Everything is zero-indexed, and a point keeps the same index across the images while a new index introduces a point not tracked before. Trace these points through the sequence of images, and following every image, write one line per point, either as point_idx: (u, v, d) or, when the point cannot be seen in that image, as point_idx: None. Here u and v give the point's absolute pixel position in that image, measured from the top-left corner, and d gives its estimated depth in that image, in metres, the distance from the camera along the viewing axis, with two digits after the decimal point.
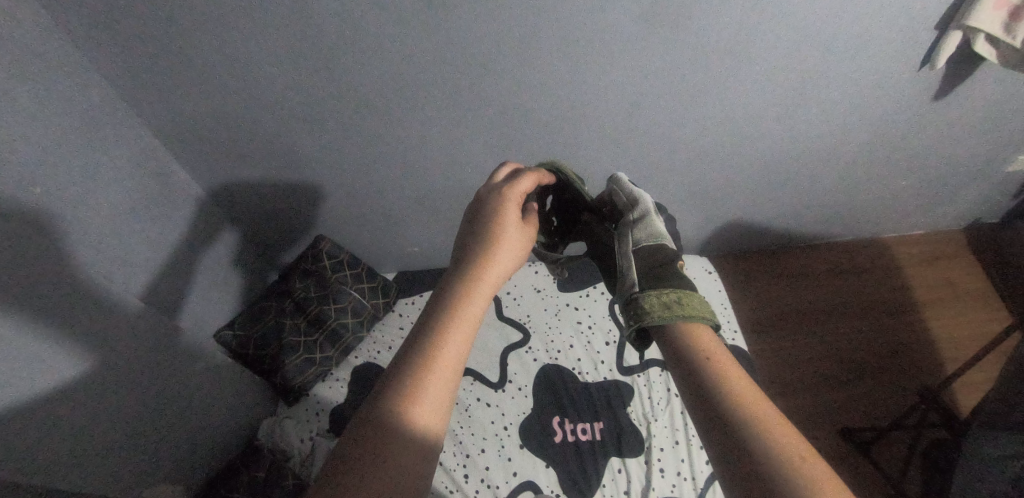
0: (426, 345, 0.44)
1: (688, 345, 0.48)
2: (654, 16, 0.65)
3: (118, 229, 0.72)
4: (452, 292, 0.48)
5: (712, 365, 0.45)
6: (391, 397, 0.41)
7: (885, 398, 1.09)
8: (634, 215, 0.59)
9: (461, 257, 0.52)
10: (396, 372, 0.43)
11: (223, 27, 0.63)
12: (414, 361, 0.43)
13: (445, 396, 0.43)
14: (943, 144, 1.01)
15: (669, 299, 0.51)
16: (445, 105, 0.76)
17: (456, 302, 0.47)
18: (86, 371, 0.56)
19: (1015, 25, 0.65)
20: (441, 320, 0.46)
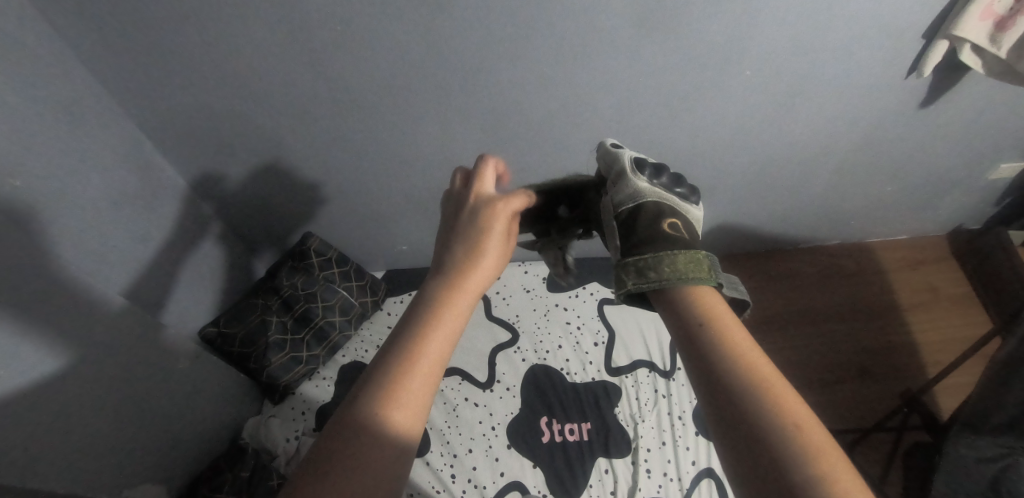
0: (405, 351, 0.44)
1: (691, 305, 0.44)
2: (644, 21, 0.66)
3: (99, 225, 0.72)
4: (435, 294, 0.49)
5: (716, 326, 0.41)
6: (371, 400, 0.41)
7: (870, 400, 1.11)
8: (616, 177, 0.57)
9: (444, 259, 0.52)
10: (375, 374, 0.43)
11: (212, 22, 0.63)
12: (395, 364, 0.43)
13: (427, 398, 0.43)
14: (928, 151, 1.03)
15: (646, 261, 0.48)
16: (437, 105, 0.77)
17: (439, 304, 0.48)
18: (68, 369, 0.56)
19: (1001, 34, 0.67)
20: (423, 322, 0.46)
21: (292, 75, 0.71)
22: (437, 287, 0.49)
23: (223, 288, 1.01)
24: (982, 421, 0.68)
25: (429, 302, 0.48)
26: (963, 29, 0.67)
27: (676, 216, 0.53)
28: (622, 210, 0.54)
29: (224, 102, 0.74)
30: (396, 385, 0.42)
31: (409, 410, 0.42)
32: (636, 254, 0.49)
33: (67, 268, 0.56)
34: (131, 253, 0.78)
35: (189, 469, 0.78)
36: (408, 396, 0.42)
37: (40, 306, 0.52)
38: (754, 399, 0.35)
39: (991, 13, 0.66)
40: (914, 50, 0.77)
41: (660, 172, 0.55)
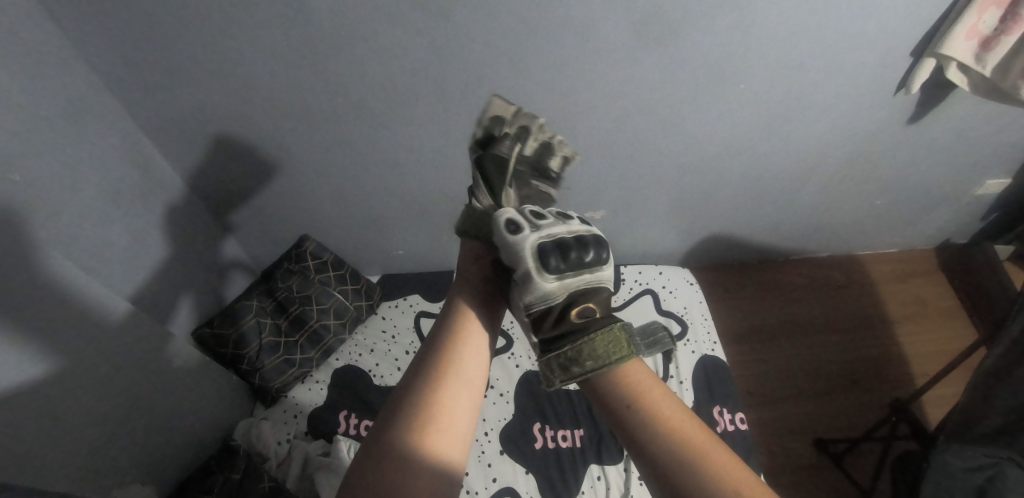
0: (425, 385, 0.51)
1: (617, 386, 0.52)
2: (643, 32, 0.68)
3: (95, 221, 0.71)
4: (445, 336, 0.57)
5: (641, 401, 0.50)
6: (404, 428, 0.47)
7: (857, 410, 1.13)
8: (519, 277, 0.58)
9: (449, 309, 0.62)
10: (402, 408, 0.49)
11: (218, 23, 0.64)
12: (420, 395, 0.50)
13: (456, 425, 0.50)
14: (918, 166, 1.05)
15: (566, 358, 0.54)
16: (438, 111, 0.78)
17: (451, 343, 0.56)
18: (58, 367, 0.56)
19: (986, 53, 0.69)
20: (439, 359, 0.54)
21: (295, 77, 0.71)
22: (446, 331, 0.58)
23: (216, 289, 1.00)
24: (971, 428, 0.70)
25: (441, 343, 0.56)
26: (951, 47, 0.69)
27: (592, 296, 0.58)
28: (534, 310, 0.58)
29: (224, 100, 0.74)
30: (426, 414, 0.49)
31: (443, 437, 0.48)
32: (560, 350, 0.55)
33: (61, 264, 0.56)
34: (128, 251, 0.78)
35: (177, 471, 0.77)
36: (439, 424, 0.49)
37: (30, 302, 0.51)
38: (671, 457, 0.45)
39: (976, 32, 0.68)
40: (903, 68, 0.79)
41: (561, 255, 0.57)
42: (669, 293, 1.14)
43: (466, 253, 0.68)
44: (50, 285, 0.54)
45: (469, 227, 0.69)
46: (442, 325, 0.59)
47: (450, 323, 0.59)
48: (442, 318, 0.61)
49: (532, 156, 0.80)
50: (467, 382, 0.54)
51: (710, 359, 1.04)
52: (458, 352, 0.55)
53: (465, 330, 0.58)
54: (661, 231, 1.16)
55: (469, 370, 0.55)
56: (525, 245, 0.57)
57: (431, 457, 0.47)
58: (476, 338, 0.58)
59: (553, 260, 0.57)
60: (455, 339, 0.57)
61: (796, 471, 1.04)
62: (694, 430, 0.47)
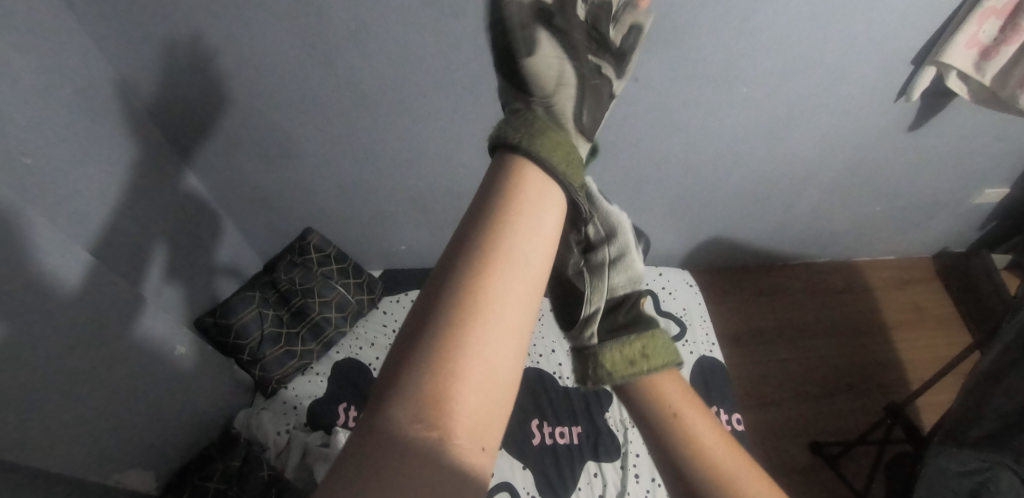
0: (452, 298, 0.27)
1: (647, 398, 0.40)
2: (650, 33, 0.68)
3: (104, 208, 0.72)
4: (489, 220, 0.30)
5: (677, 420, 0.39)
6: (401, 393, 0.24)
7: (852, 414, 1.13)
8: (613, 250, 0.45)
9: (495, 176, 0.32)
10: (415, 344, 0.26)
11: (230, 17, 0.65)
12: (442, 311, 0.27)
13: (495, 385, 0.26)
14: (916, 173, 1.06)
15: (634, 352, 0.41)
16: (443, 107, 0.79)
17: (501, 237, 0.29)
18: (64, 349, 0.56)
19: (986, 63, 0.71)
20: (474, 266, 0.28)
21: (304, 70, 0.72)
22: (491, 211, 0.30)
23: (218, 280, 1.01)
24: (962, 433, 0.70)
25: (484, 234, 0.29)
26: (951, 56, 0.70)
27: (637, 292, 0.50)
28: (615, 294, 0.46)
29: (235, 91, 0.75)
30: (444, 365, 0.25)
31: (473, 407, 0.25)
32: (608, 360, 0.41)
33: (66, 251, 0.56)
34: (134, 239, 0.78)
35: (177, 457, 0.77)
36: (466, 387, 0.25)
37: (35, 286, 0.52)
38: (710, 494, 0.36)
39: (976, 42, 0.69)
40: (904, 75, 0.80)
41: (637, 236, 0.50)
42: (668, 293, 1.15)
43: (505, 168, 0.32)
44: (55, 271, 0.55)
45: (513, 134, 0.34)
46: (487, 199, 0.31)
47: (500, 195, 0.31)
48: (487, 185, 0.31)
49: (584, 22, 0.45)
50: (519, 307, 0.28)
51: (708, 359, 1.05)
52: (510, 253, 0.28)
53: (524, 212, 0.30)
54: (662, 233, 1.17)
55: (526, 284, 0.29)
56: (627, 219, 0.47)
57: (448, 451, 0.24)
58: (543, 225, 0.31)
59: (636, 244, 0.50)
60: (504, 227, 0.29)
61: (791, 473, 1.04)
62: (738, 468, 0.38)
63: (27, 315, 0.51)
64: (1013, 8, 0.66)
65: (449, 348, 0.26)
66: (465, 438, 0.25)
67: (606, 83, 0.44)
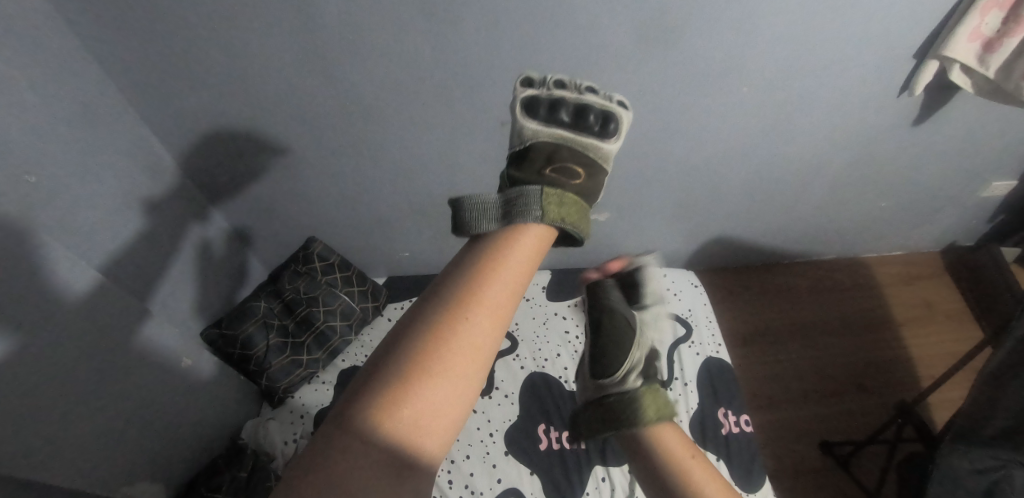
0: (421, 327, 0.35)
1: (658, 452, 0.47)
2: (649, 33, 0.68)
3: (108, 222, 0.73)
4: (463, 277, 0.39)
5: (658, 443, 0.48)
6: (373, 399, 0.32)
7: (863, 413, 1.12)
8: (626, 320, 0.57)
9: (476, 247, 0.42)
10: (389, 359, 0.34)
11: (228, 30, 0.66)
12: (414, 336, 0.35)
13: (455, 403, 0.34)
14: (922, 168, 1.05)
15: (642, 403, 0.48)
16: (444, 113, 0.79)
17: (473, 289, 0.38)
18: (71, 364, 0.57)
19: (988, 56, 0.70)
20: (448, 311, 0.36)
21: (303, 80, 0.73)
22: (467, 270, 0.40)
23: (222, 291, 1.01)
24: (976, 432, 0.69)
25: (458, 287, 0.38)
26: (953, 50, 0.70)
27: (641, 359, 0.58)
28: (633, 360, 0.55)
29: (234, 103, 0.76)
30: (411, 383, 0.33)
31: (421, 413, 0.32)
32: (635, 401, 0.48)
33: (69, 266, 0.57)
34: (139, 252, 0.79)
35: (185, 469, 0.78)
36: (418, 395, 0.32)
37: (40, 302, 0.53)
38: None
39: (979, 35, 0.69)
40: (907, 69, 0.79)
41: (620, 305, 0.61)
42: (673, 295, 1.14)
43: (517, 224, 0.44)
44: (60, 285, 0.55)
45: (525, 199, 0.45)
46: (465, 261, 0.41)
47: (476, 260, 0.40)
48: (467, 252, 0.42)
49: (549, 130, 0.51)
50: (478, 347, 0.36)
51: (715, 361, 1.04)
52: (481, 303, 0.37)
53: (495, 274, 0.39)
54: (664, 234, 1.16)
55: (489, 329, 0.37)
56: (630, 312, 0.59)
57: (409, 448, 0.31)
58: (507, 284, 0.39)
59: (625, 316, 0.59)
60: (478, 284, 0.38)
61: (801, 474, 1.03)
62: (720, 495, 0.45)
63: (33, 330, 0.52)
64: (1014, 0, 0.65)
65: (413, 365, 0.33)
66: (426, 442, 0.32)
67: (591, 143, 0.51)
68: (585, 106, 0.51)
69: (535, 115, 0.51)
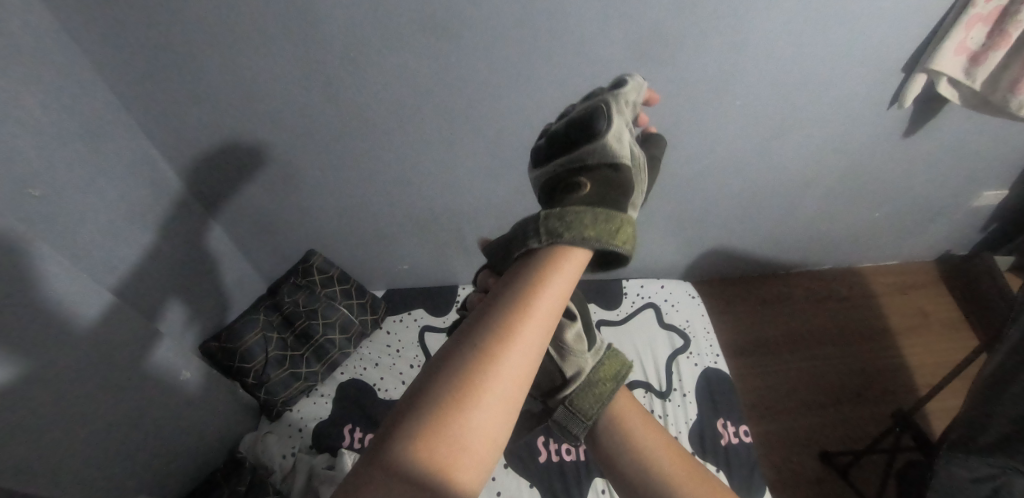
0: (471, 351, 0.31)
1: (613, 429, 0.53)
2: (643, 49, 0.70)
3: (108, 235, 0.74)
4: (508, 303, 0.33)
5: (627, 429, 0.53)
6: (415, 432, 0.28)
7: (862, 423, 1.12)
8: None
9: (519, 268, 0.37)
10: (435, 384, 0.30)
11: (230, 47, 0.67)
12: (461, 363, 0.30)
13: (497, 438, 0.30)
14: (914, 178, 1.06)
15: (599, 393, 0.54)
16: (442, 127, 0.80)
17: (518, 315, 0.32)
18: (70, 377, 0.57)
19: (976, 69, 0.72)
20: (490, 338, 0.31)
21: (304, 96, 0.74)
22: (512, 295, 0.34)
23: (221, 304, 1.02)
24: (973, 440, 0.69)
25: (502, 312, 0.32)
26: (942, 61, 0.71)
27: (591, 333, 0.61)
28: None
29: (235, 118, 0.77)
30: (452, 414, 0.29)
31: (467, 452, 0.28)
32: (599, 368, 0.56)
33: (66, 277, 0.57)
34: (139, 265, 0.80)
35: (181, 483, 0.77)
36: (463, 431, 0.28)
37: (36, 313, 0.53)
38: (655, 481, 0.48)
39: (965, 49, 0.70)
40: (896, 82, 0.81)
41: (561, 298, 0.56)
42: (671, 306, 1.15)
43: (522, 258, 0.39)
44: (57, 297, 0.56)
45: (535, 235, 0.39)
46: (516, 276, 0.36)
47: (520, 284, 0.35)
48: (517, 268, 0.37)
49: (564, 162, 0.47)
50: (525, 374, 0.31)
51: (713, 371, 1.05)
52: (527, 333, 0.32)
53: (542, 300, 0.34)
54: (661, 245, 1.17)
55: (533, 359, 0.32)
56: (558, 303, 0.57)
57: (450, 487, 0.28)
58: (556, 304, 0.34)
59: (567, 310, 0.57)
60: (523, 311, 0.33)
61: (803, 484, 1.03)
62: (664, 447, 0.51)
63: (29, 341, 0.52)
64: (998, 14, 0.67)
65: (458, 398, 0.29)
66: (464, 480, 0.28)
67: (603, 152, 0.45)
68: (594, 110, 0.45)
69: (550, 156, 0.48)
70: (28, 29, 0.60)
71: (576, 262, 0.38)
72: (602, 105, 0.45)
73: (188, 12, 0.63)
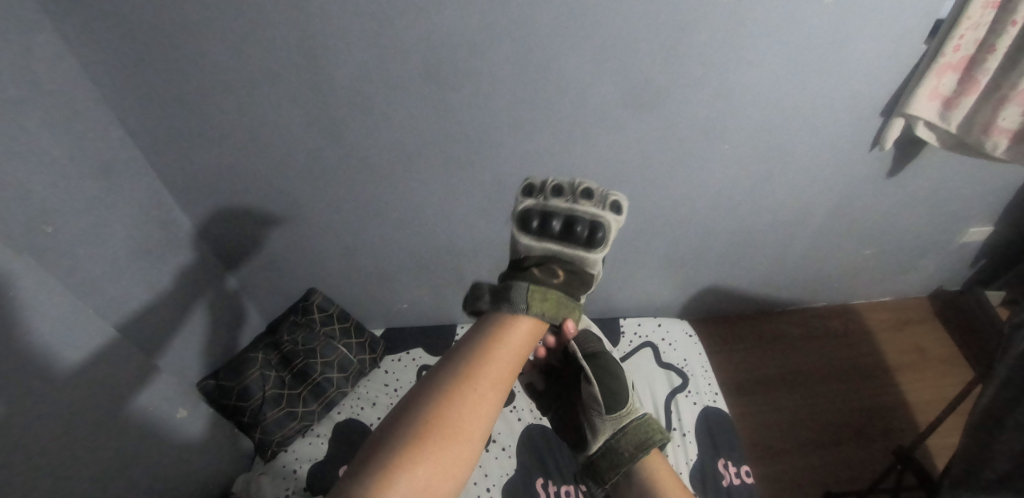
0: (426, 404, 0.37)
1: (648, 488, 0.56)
2: (633, 98, 0.75)
3: (114, 273, 0.76)
4: (480, 340, 0.44)
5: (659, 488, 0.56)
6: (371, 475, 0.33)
7: (865, 462, 1.09)
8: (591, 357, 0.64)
9: (473, 333, 0.46)
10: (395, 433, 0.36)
11: (241, 96, 0.72)
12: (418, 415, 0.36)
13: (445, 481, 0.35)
14: (899, 216, 1.09)
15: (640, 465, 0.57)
16: (442, 171, 0.85)
17: (466, 375, 0.39)
18: (66, 414, 0.58)
19: (949, 112, 0.75)
20: (465, 364, 0.41)
21: (310, 142, 0.79)
22: (480, 336, 0.44)
23: (220, 343, 1.03)
24: (978, 473, 0.68)
25: (453, 373, 0.40)
26: (916, 107, 0.74)
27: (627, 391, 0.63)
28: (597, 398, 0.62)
29: (245, 164, 0.82)
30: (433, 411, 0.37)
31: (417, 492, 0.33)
32: (622, 436, 0.59)
33: (67, 314, 0.59)
34: (141, 302, 0.82)
35: None
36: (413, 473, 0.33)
37: (34, 347, 0.54)
38: None
39: (938, 94, 0.74)
40: (874, 126, 0.85)
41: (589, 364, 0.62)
42: (668, 345, 1.15)
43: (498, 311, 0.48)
44: (55, 338, 0.57)
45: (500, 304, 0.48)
46: (468, 341, 0.44)
47: (472, 348, 0.43)
48: (471, 335, 0.45)
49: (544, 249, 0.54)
50: (476, 422, 0.38)
51: (712, 410, 1.04)
52: (494, 358, 0.42)
53: (506, 339, 0.44)
54: (658, 283, 1.19)
55: (480, 414, 0.38)
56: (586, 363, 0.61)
57: None
58: (503, 364, 0.42)
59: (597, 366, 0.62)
60: (491, 345, 0.43)
61: None
62: None
63: (25, 380, 0.53)
64: (966, 63, 0.70)
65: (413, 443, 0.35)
66: None
67: (579, 260, 0.54)
68: (598, 223, 0.53)
69: (528, 230, 0.55)
70: (57, 79, 0.65)
71: (524, 330, 0.46)
72: (606, 222, 0.54)
73: (206, 69, 0.68)
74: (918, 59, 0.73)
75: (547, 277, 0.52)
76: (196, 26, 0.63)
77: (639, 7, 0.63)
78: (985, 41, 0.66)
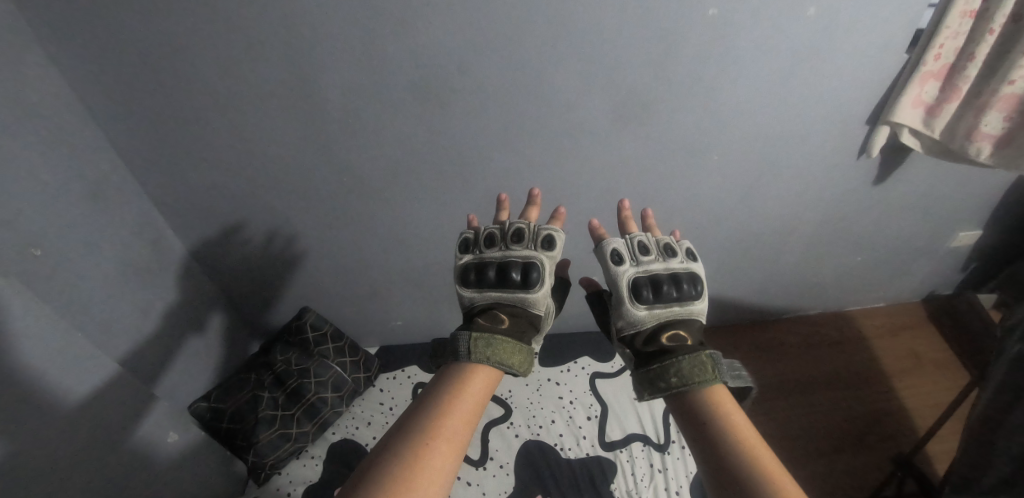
0: (394, 462, 0.44)
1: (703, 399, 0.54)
2: (623, 110, 0.76)
3: (102, 295, 0.76)
4: (432, 407, 0.49)
5: (725, 424, 0.51)
6: None
7: (866, 470, 1.09)
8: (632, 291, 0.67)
9: (432, 389, 0.53)
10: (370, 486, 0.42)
11: (232, 116, 0.72)
12: (389, 471, 0.43)
13: None
14: (888, 222, 1.10)
15: (690, 371, 0.56)
16: (434, 188, 0.85)
17: (428, 435, 0.46)
18: (56, 441, 0.57)
19: (933, 119, 0.76)
20: (427, 425, 0.47)
21: (303, 160, 0.79)
22: (439, 393, 0.52)
23: (212, 365, 1.02)
24: (978, 479, 0.68)
25: (415, 433, 0.47)
26: (899, 115, 0.75)
27: (683, 324, 0.64)
28: (625, 333, 0.66)
29: (237, 183, 0.82)
30: None
31: None
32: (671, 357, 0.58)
33: (57, 338, 0.58)
34: (131, 325, 0.81)
35: None
36: None
37: (21, 374, 0.53)
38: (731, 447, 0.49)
39: (920, 102, 0.75)
40: (861, 133, 0.86)
41: (638, 290, 0.66)
42: None
43: (450, 362, 0.56)
44: (45, 363, 0.56)
45: (451, 352, 0.57)
46: (428, 400, 0.51)
47: (432, 407, 0.50)
48: (431, 393, 0.52)
49: (487, 296, 0.65)
50: (437, 474, 0.44)
51: None
52: (441, 437, 0.47)
53: (451, 412, 0.49)
54: None
55: (440, 467, 0.45)
56: (622, 281, 0.66)
57: None
58: (459, 422, 0.49)
59: (645, 292, 0.66)
60: (449, 403, 0.50)
61: None
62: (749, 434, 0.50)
63: (10, 407, 0.52)
64: (947, 71, 0.71)
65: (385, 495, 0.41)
66: None
67: (521, 300, 0.64)
68: (530, 264, 0.64)
69: (469, 283, 0.66)
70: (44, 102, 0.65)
71: (478, 385, 0.54)
72: (538, 262, 0.64)
73: (195, 89, 0.68)
74: (901, 66, 0.74)
75: (492, 319, 0.61)
76: (188, 47, 0.64)
77: (626, 22, 0.65)
78: (963, 49, 0.68)
